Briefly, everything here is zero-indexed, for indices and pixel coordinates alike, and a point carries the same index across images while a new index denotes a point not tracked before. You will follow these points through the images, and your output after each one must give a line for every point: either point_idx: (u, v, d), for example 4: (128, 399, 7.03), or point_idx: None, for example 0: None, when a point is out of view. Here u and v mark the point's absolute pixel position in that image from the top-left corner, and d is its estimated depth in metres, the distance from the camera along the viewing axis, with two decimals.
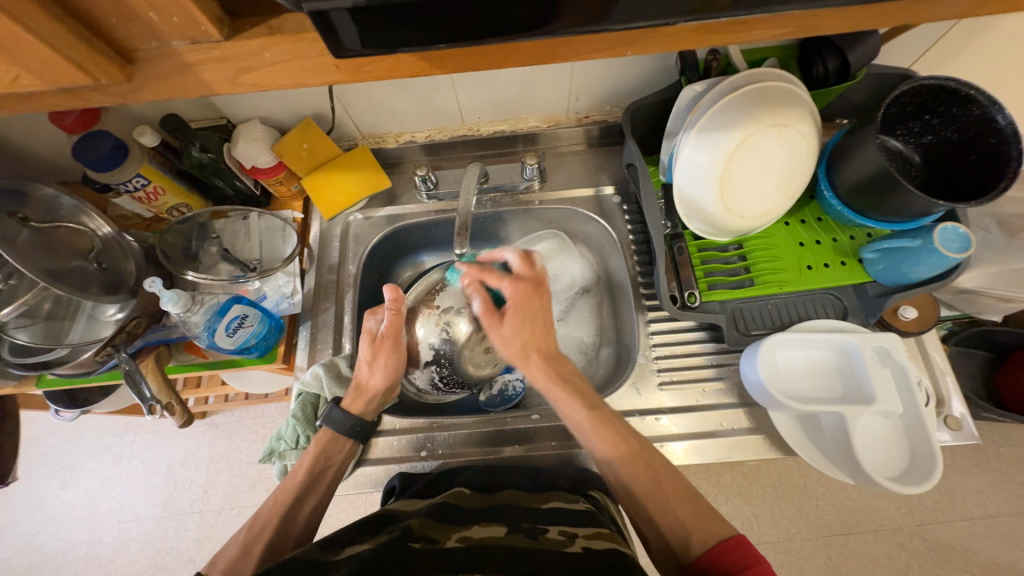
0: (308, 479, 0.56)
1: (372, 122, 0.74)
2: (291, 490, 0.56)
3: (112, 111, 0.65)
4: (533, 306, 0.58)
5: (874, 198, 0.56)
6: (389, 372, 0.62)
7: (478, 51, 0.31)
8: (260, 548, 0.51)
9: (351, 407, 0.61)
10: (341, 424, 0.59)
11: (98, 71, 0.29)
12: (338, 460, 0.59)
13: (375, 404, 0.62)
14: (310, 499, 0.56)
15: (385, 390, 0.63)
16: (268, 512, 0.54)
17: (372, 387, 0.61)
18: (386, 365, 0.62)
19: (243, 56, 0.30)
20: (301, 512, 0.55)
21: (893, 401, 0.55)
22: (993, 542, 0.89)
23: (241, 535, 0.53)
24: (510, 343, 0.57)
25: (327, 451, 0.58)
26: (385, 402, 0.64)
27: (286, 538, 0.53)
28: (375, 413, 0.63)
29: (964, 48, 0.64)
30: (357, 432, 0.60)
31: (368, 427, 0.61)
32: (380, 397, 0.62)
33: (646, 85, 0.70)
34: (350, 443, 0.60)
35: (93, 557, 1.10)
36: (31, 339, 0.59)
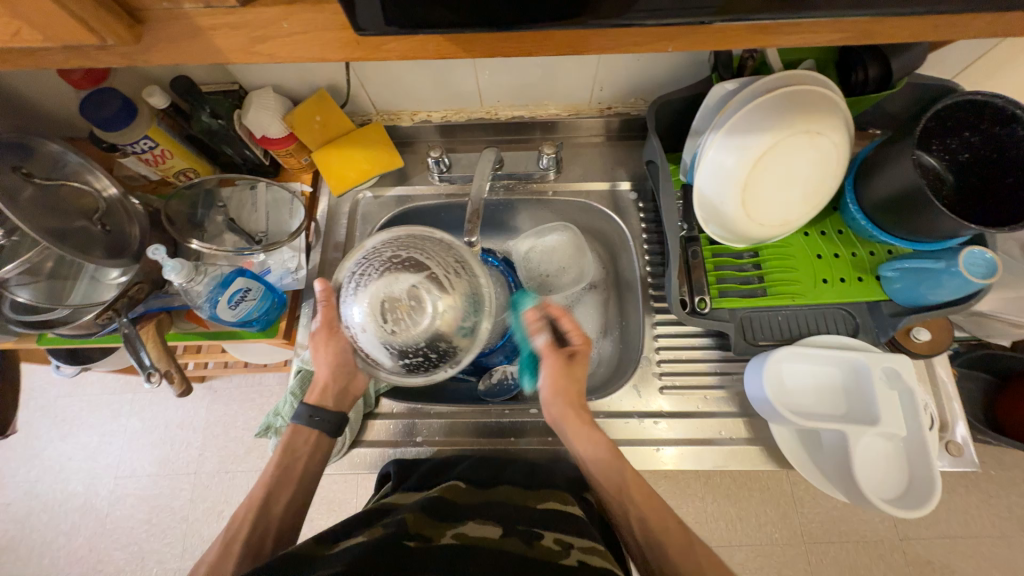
0: (277, 472, 0.55)
1: (388, 98, 0.71)
2: (264, 485, 0.54)
3: (122, 68, 0.63)
4: (574, 370, 0.57)
5: (901, 216, 0.54)
6: (331, 363, 0.57)
7: (509, 36, 0.29)
8: (240, 546, 0.50)
9: (312, 399, 0.58)
10: (303, 417, 0.56)
11: (105, 30, 0.27)
12: (308, 452, 0.57)
13: (334, 395, 0.58)
14: (283, 494, 0.55)
15: (338, 383, 0.58)
16: (242, 513, 0.53)
17: (320, 379, 0.57)
18: (327, 355, 0.57)
19: (259, 24, 0.29)
20: (275, 511, 0.54)
21: (898, 423, 0.55)
22: (974, 562, 0.89)
23: (219, 540, 0.51)
24: (559, 385, 0.56)
25: (293, 443, 0.57)
26: (348, 394, 0.59)
27: (264, 535, 0.52)
28: (339, 406, 0.58)
29: (1011, 64, 0.61)
30: (317, 422, 0.56)
31: (332, 418, 0.57)
32: (335, 388, 0.58)
33: (674, 79, 0.67)
34: (315, 435, 0.57)
35: (89, 508, 1.13)
36: (32, 298, 0.59)
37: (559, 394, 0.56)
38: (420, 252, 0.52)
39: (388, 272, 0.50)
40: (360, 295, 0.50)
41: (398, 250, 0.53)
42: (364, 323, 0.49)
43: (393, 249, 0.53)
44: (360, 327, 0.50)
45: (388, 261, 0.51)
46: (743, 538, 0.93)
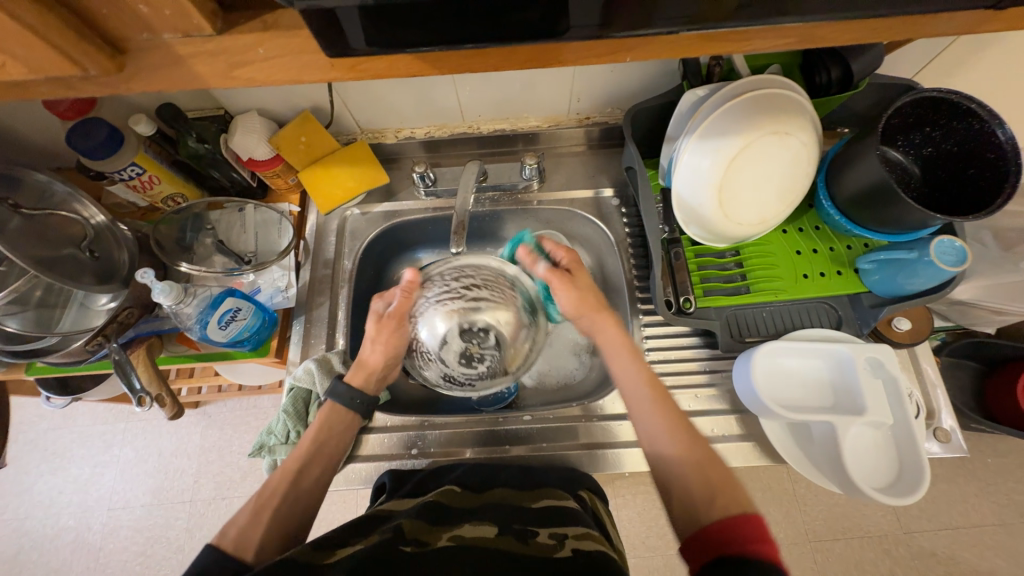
0: (312, 448, 0.55)
1: (372, 117, 0.73)
2: (296, 460, 0.54)
3: (108, 98, 0.64)
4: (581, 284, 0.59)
5: (872, 209, 0.56)
6: (387, 352, 0.60)
7: (476, 54, 0.31)
8: (272, 513, 0.49)
9: (354, 381, 0.60)
10: (343, 398, 0.58)
11: (88, 61, 0.28)
12: (340, 432, 0.58)
13: (376, 380, 0.61)
14: (315, 468, 0.55)
15: (386, 368, 0.61)
16: (276, 481, 0.52)
17: (373, 362, 0.60)
18: (384, 345, 0.60)
19: (236, 51, 0.30)
20: (304, 484, 0.53)
21: (884, 412, 0.56)
22: (977, 551, 0.89)
23: (249, 504, 0.49)
24: (570, 300, 0.58)
25: (329, 421, 0.58)
26: (386, 380, 0.63)
27: (294, 508, 0.51)
28: (376, 390, 0.62)
29: (967, 61, 0.63)
30: (359, 404, 0.58)
31: (368, 401, 0.59)
32: (380, 374, 0.61)
33: (648, 88, 0.69)
34: (350, 415, 0.59)
35: (82, 543, 1.10)
36: (22, 327, 0.59)
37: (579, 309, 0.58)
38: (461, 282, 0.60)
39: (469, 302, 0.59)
40: (443, 311, 0.59)
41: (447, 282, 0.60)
42: (439, 340, 0.58)
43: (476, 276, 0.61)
44: (434, 341, 0.59)
45: (469, 287, 0.60)
46: None
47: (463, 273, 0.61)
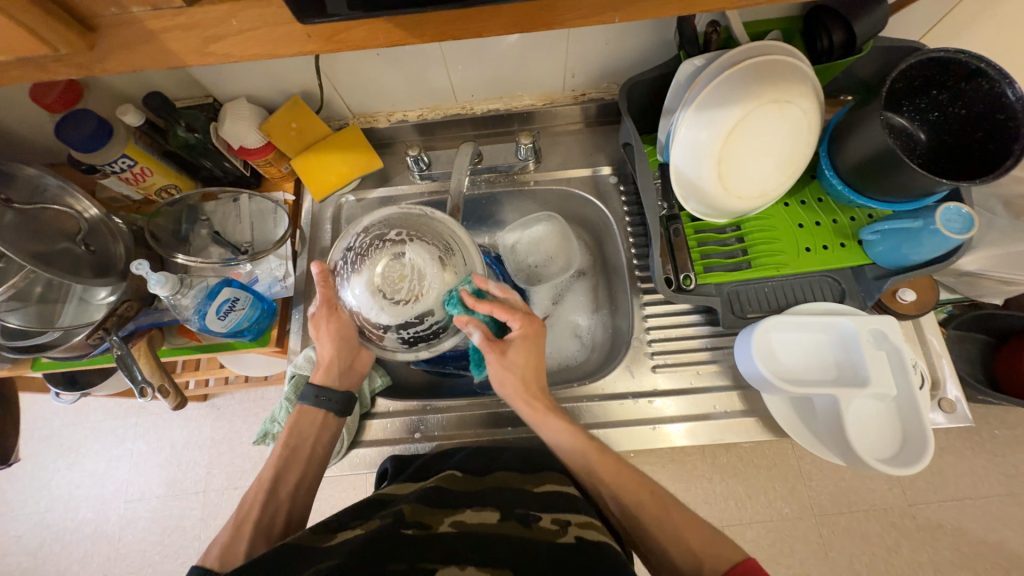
0: (285, 453, 0.55)
1: (363, 100, 0.72)
2: (270, 466, 0.54)
3: (94, 89, 0.63)
4: (530, 354, 0.55)
5: (877, 177, 0.55)
6: (335, 341, 0.57)
7: (459, 16, 0.30)
8: (251, 526, 0.50)
9: (318, 379, 0.58)
10: (311, 398, 0.57)
11: (58, 40, 0.27)
12: (314, 434, 0.58)
13: (339, 373, 0.59)
14: (292, 474, 0.55)
15: (343, 360, 0.58)
16: (252, 496, 0.52)
17: (326, 357, 0.57)
18: (329, 335, 0.57)
19: (210, 23, 0.29)
20: (283, 492, 0.53)
21: (887, 383, 0.55)
22: (984, 522, 0.90)
23: (229, 524, 0.51)
24: (508, 376, 0.55)
25: (300, 425, 0.57)
26: (354, 370, 0.60)
27: (275, 518, 0.51)
28: (347, 384, 0.60)
29: (976, 19, 0.61)
30: (325, 402, 0.57)
31: (341, 397, 0.58)
32: (340, 365, 0.58)
33: (644, 60, 0.67)
34: (322, 415, 0.58)
35: (101, 535, 1.13)
36: (23, 323, 0.59)
37: (508, 389, 0.55)
38: (412, 230, 0.55)
39: (366, 257, 0.54)
40: (354, 278, 0.54)
41: (389, 228, 0.56)
42: (369, 302, 0.53)
43: (370, 231, 0.55)
44: (365, 305, 0.53)
45: (376, 236, 0.55)
46: (752, 516, 0.94)
47: (354, 237, 0.57)
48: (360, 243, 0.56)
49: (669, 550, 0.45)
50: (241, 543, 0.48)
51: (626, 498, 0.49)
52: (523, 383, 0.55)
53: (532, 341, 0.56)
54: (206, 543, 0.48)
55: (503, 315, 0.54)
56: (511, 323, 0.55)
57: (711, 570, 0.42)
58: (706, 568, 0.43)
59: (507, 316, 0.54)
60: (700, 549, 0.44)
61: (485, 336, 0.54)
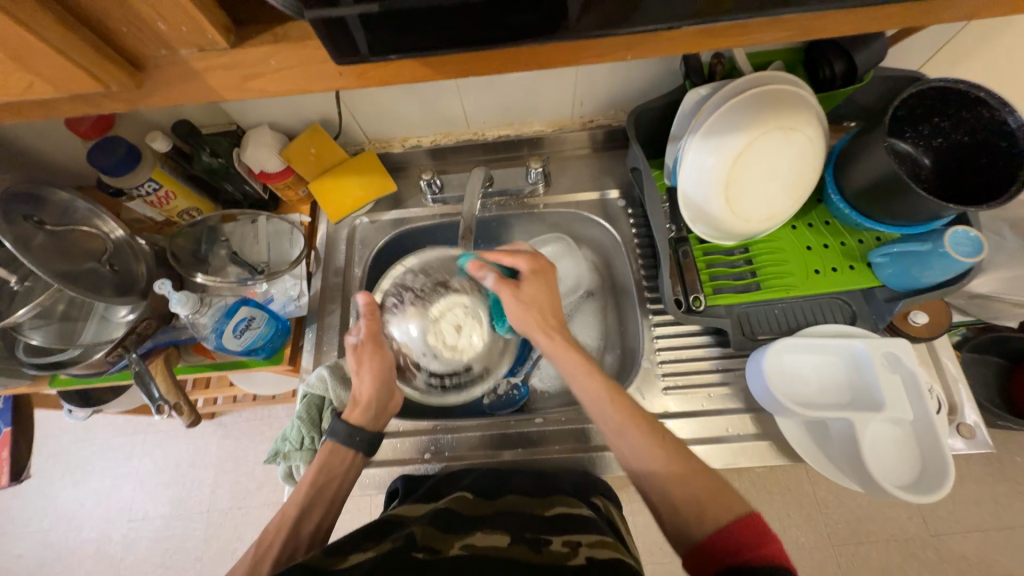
0: (312, 492, 0.54)
1: (379, 127, 0.74)
2: (296, 503, 0.54)
3: (126, 117, 0.66)
4: (543, 281, 0.56)
5: (883, 202, 0.56)
6: (376, 380, 0.57)
7: (480, 55, 0.32)
8: (270, 562, 0.49)
9: (351, 417, 0.58)
10: (341, 437, 0.56)
11: (110, 79, 0.30)
12: (341, 471, 0.57)
13: (374, 414, 0.58)
14: (318, 510, 0.54)
15: (381, 399, 0.58)
16: (275, 528, 0.52)
17: (365, 395, 0.57)
18: (371, 372, 0.57)
19: (249, 63, 0.31)
20: (304, 530, 0.53)
21: (903, 407, 0.54)
22: (1010, 553, 0.86)
23: (249, 553, 0.51)
24: (527, 311, 0.54)
25: (329, 463, 0.56)
26: (387, 411, 0.60)
27: (295, 551, 0.51)
28: (377, 423, 0.59)
29: (975, 50, 0.63)
30: (359, 442, 0.57)
31: (370, 439, 0.58)
32: (377, 406, 0.58)
33: (650, 88, 0.70)
34: (352, 453, 0.57)
35: (103, 555, 1.12)
36: (45, 340, 0.62)
37: (527, 322, 0.54)
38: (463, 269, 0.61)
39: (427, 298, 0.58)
40: (409, 318, 0.57)
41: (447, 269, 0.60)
42: (420, 344, 0.57)
43: (429, 275, 0.60)
44: (416, 346, 0.57)
45: (434, 278, 0.60)
46: None
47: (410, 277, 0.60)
48: (418, 284, 0.59)
49: (680, 510, 0.44)
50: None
51: (647, 460, 0.48)
52: (540, 315, 0.55)
53: (543, 273, 0.57)
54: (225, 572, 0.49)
55: (504, 258, 0.56)
56: (519, 261, 0.56)
57: (715, 520, 0.42)
58: (706, 517, 0.43)
59: (510, 255, 0.56)
60: (708, 497, 0.44)
61: (499, 277, 0.55)
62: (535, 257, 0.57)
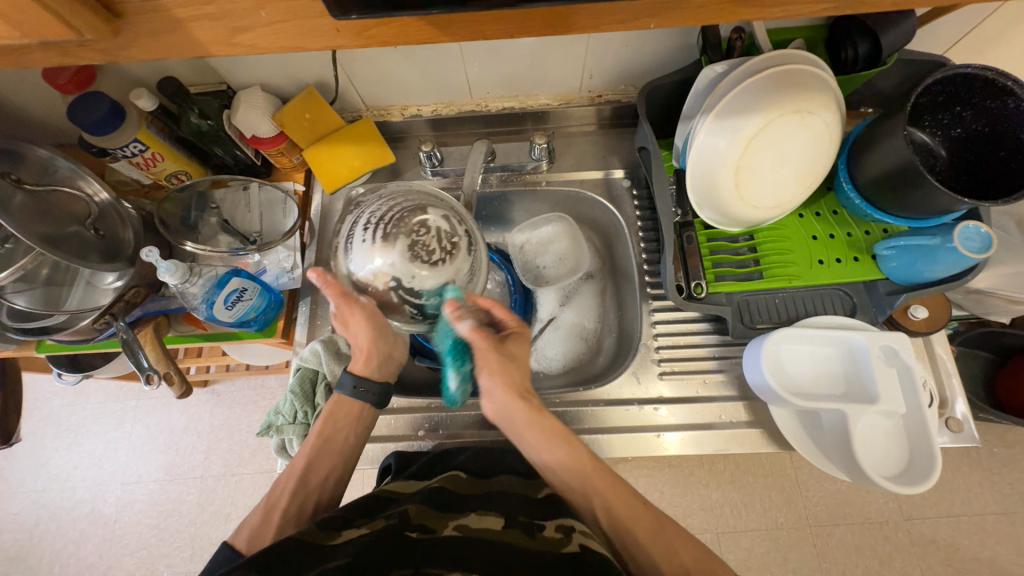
0: (319, 443, 0.55)
1: (377, 93, 0.71)
2: (304, 455, 0.54)
3: (108, 71, 0.63)
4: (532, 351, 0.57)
5: (895, 193, 0.54)
6: (367, 327, 0.53)
7: (490, 15, 0.29)
8: (279, 514, 0.51)
9: (356, 368, 0.57)
10: (349, 389, 0.57)
11: (82, 24, 0.27)
12: (350, 424, 0.57)
13: (376, 363, 0.58)
14: (326, 463, 0.55)
15: (381, 347, 0.56)
16: (283, 482, 0.53)
17: (365, 346, 0.55)
18: (359, 322, 0.53)
19: (239, 14, 0.28)
20: (314, 482, 0.54)
21: (897, 401, 0.55)
22: (978, 539, 0.90)
23: (261, 505, 0.52)
24: (504, 375, 0.53)
25: (336, 414, 0.57)
26: (390, 358, 0.59)
27: (305, 504, 0.52)
28: (384, 373, 0.59)
29: (1002, 35, 0.60)
30: (366, 393, 0.57)
31: (378, 389, 0.58)
32: (377, 354, 0.57)
33: (664, 63, 0.66)
34: (359, 406, 0.58)
35: (97, 516, 1.13)
36: (29, 305, 0.59)
37: (499, 383, 0.53)
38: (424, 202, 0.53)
39: (393, 230, 0.49)
40: (377, 254, 0.49)
41: (395, 202, 0.52)
42: (404, 270, 0.49)
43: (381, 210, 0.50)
44: (400, 275, 0.49)
45: (387, 216, 0.50)
46: (747, 524, 0.93)
47: (365, 225, 0.50)
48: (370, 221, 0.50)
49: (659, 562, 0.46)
50: (270, 528, 0.50)
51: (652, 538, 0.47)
52: (520, 378, 0.54)
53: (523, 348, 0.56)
54: (237, 523, 0.51)
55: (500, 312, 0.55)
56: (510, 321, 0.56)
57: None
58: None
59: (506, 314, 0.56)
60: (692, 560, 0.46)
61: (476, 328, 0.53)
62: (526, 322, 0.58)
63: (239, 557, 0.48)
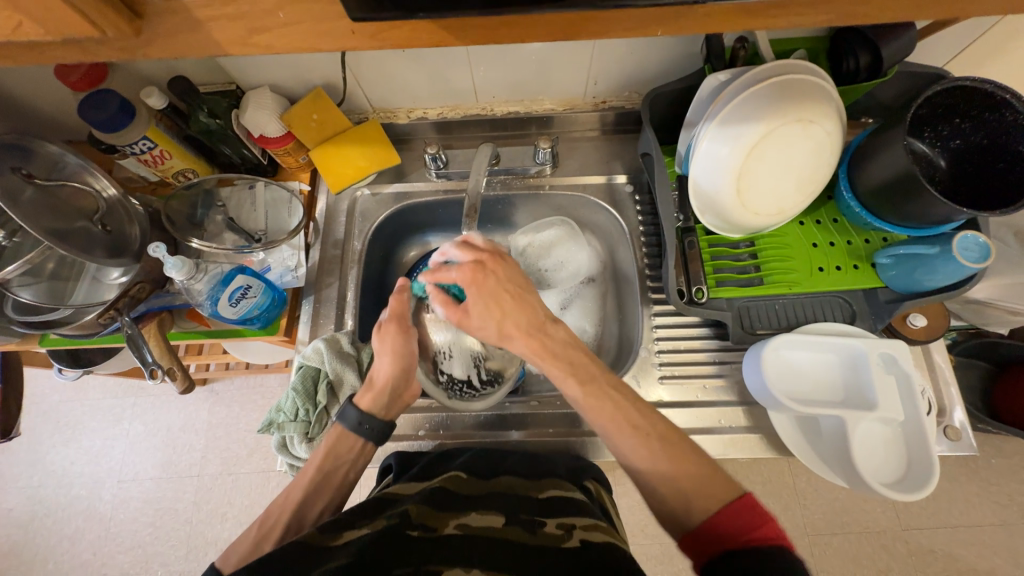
0: (320, 477, 0.55)
1: (384, 95, 0.72)
2: (301, 487, 0.54)
3: (120, 69, 0.63)
4: (498, 281, 0.52)
5: (894, 202, 0.55)
6: (395, 360, 0.56)
7: (501, 21, 0.30)
8: (271, 543, 0.50)
9: (363, 404, 0.57)
10: (353, 423, 0.57)
11: (105, 22, 0.28)
12: (351, 459, 0.57)
13: (385, 401, 0.58)
14: (324, 497, 0.55)
15: (397, 388, 0.57)
16: (278, 510, 0.53)
17: (382, 379, 0.56)
18: (391, 354, 0.56)
19: (257, 15, 0.29)
20: (311, 513, 0.54)
21: (896, 408, 0.55)
22: (975, 550, 0.90)
23: (254, 530, 0.52)
24: (490, 325, 0.51)
25: (338, 449, 0.56)
26: (400, 401, 0.59)
27: (298, 532, 0.52)
28: (389, 412, 0.58)
29: (1002, 49, 0.61)
30: (367, 429, 0.57)
31: (381, 426, 0.57)
32: (390, 393, 0.57)
33: (668, 71, 0.67)
34: (361, 443, 0.58)
35: (93, 513, 1.13)
36: (35, 298, 0.59)
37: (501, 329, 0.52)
38: None
39: None
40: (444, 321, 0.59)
41: None
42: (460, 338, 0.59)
43: None
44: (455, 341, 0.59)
45: None
46: None
47: None
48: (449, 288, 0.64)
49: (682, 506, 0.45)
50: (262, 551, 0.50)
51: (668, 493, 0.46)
52: (510, 305, 0.52)
53: (481, 282, 0.52)
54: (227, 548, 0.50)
55: (438, 276, 0.52)
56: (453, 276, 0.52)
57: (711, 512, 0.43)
58: (694, 508, 0.43)
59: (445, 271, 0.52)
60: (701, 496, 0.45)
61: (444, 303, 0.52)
62: (472, 250, 0.54)
63: None
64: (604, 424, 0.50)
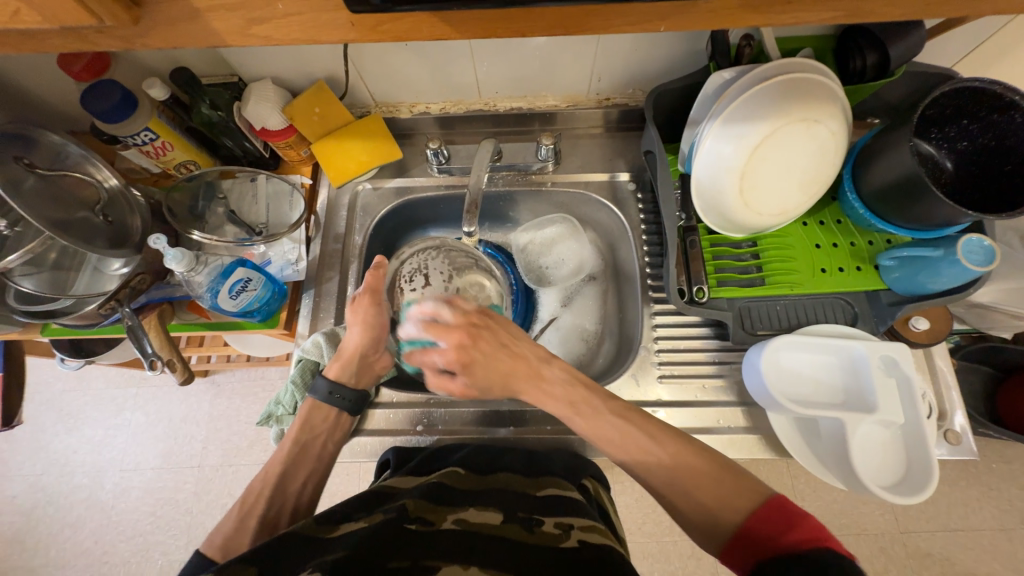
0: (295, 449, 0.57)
1: (386, 89, 0.71)
2: (279, 462, 0.56)
3: (122, 59, 0.63)
4: (489, 346, 0.53)
5: (899, 204, 0.54)
6: (364, 331, 0.58)
7: (502, 15, 0.30)
8: (255, 522, 0.52)
9: (333, 373, 0.59)
10: (323, 393, 0.58)
11: (102, 11, 0.28)
12: (324, 430, 0.59)
13: (354, 370, 0.59)
14: (302, 471, 0.56)
15: (365, 357, 0.59)
16: (259, 487, 0.55)
17: (350, 350, 0.58)
18: (361, 325, 0.58)
19: (256, 5, 0.29)
20: (291, 488, 0.56)
21: (895, 410, 0.55)
22: (974, 554, 0.89)
23: (234, 511, 0.53)
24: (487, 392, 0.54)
25: (311, 420, 0.58)
26: (370, 370, 0.61)
27: (281, 512, 0.54)
28: (360, 381, 0.60)
29: (1011, 49, 0.60)
30: (341, 399, 0.58)
31: (352, 395, 0.59)
32: (357, 363, 0.59)
33: (673, 68, 0.67)
34: (335, 412, 0.59)
35: (94, 501, 1.14)
36: (37, 288, 0.59)
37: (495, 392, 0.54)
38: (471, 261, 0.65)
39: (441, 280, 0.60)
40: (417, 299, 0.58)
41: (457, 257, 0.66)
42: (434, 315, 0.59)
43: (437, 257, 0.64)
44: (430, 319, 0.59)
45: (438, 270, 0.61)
46: None
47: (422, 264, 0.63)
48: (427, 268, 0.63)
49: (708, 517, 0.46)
50: (246, 533, 0.51)
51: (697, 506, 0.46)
52: (501, 372, 0.53)
53: (470, 352, 0.53)
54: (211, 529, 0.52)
55: (429, 350, 0.53)
56: (442, 348, 0.53)
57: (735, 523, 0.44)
58: (723, 516, 0.44)
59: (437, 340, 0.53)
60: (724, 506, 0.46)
61: (436, 369, 0.54)
62: (464, 315, 0.54)
63: (214, 565, 0.48)
64: (608, 430, 0.52)
